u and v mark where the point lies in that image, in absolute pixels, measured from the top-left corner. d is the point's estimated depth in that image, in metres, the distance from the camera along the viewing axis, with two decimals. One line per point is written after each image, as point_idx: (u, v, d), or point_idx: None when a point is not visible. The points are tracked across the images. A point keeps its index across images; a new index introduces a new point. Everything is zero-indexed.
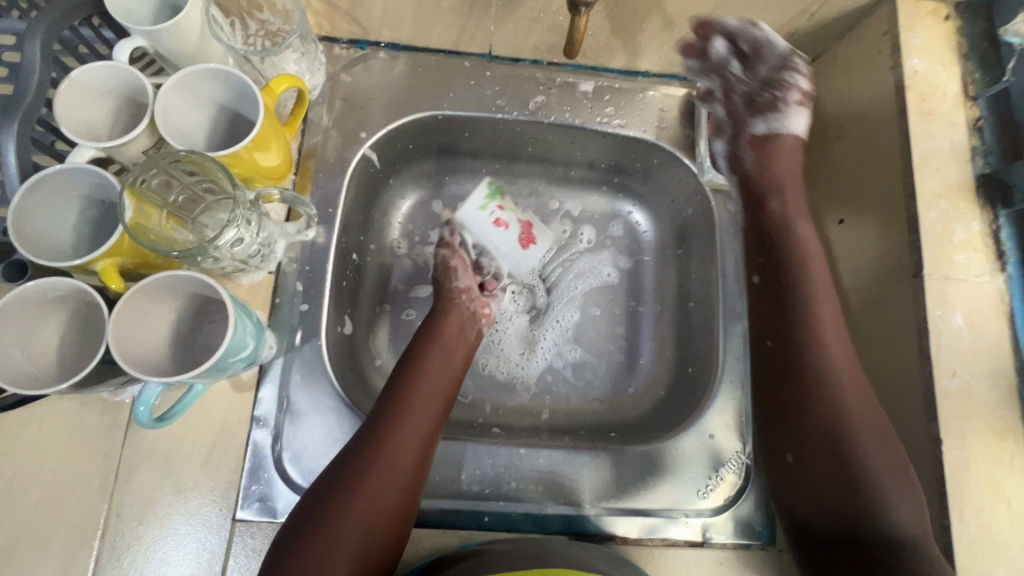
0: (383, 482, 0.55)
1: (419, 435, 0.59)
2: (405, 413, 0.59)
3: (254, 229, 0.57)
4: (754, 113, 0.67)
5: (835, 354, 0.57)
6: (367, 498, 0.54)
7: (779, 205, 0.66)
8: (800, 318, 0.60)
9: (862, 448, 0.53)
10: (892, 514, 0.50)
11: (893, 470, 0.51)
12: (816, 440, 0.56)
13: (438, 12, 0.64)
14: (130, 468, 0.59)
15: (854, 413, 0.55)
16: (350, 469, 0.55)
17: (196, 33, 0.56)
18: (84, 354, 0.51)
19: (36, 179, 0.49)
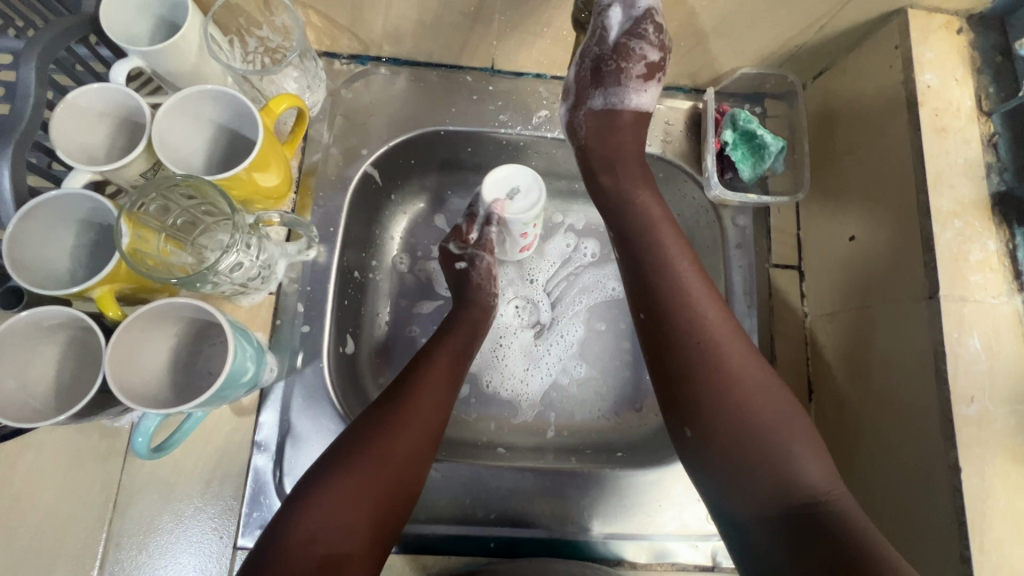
0: (410, 438, 0.54)
1: (442, 398, 0.58)
2: (432, 376, 0.59)
3: (254, 252, 0.56)
4: (596, 85, 0.63)
5: (704, 314, 0.53)
6: (392, 452, 0.52)
7: (614, 177, 0.63)
8: (671, 281, 0.54)
9: (750, 407, 0.48)
10: (800, 470, 0.46)
11: (784, 423, 0.48)
12: (695, 405, 0.49)
13: (440, 28, 0.63)
14: (129, 496, 0.58)
15: (735, 369, 0.50)
16: (376, 424, 0.54)
17: (194, 52, 0.55)
18: (80, 383, 0.50)
19: (31, 205, 0.48)
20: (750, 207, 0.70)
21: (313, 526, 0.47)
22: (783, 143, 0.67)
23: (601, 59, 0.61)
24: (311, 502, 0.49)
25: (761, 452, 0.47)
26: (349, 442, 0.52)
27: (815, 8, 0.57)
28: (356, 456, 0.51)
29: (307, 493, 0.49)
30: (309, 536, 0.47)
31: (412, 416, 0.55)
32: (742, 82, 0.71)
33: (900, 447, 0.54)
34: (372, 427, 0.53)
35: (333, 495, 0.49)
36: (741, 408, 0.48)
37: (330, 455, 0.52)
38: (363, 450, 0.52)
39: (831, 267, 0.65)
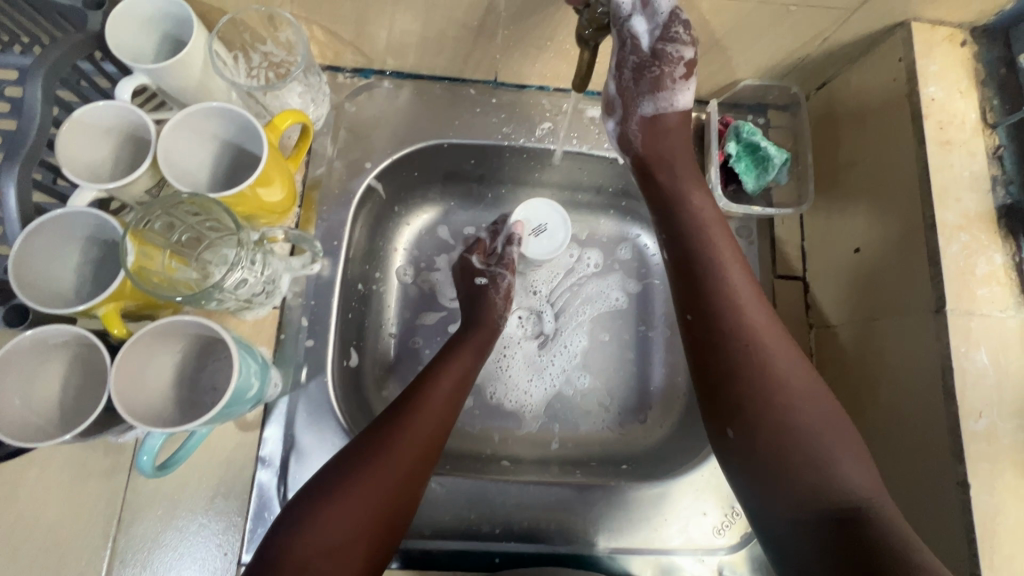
0: (401, 466, 0.52)
1: (438, 426, 0.57)
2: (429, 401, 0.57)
3: (258, 268, 0.57)
4: (641, 93, 0.60)
5: (752, 317, 0.52)
6: (383, 481, 0.51)
7: (667, 179, 0.60)
8: (717, 282, 0.54)
9: (796, 412, 0.48)
10: (844, 478, 0.45)
11: (833, 431, 0.47)
12: (741, 408, 0.49)
13: (444, 43, 0.63)
14: (133, 512, 0.57)
15: (784, 374, 0.49)
16: (368, 450, 0.52)
17: (199, 69, 0.55)
18: (84, 400, 0.50)
19: (37, 224, 0.48)
20: (754, 219, 0.70)
21: (298, 555, 0.46)
22: (787, 154, 0.67)
23: (638, 65, 0.58)
24: (297, 529, 0.48)
25: (806, 458, 0.46)
26: (337, 469, 0.51)
27: (819, 21, 0.57)
28: (344, 485, 0.50)
29: (293, 521, 0.48)
30: (293, 567, 0.46)
31: (404, 444, 0.53)
32: (745, 93, 0.71)
33: (907, 462, 0.54)
34: (363, 454, 0.52)
35: (319, 524, 0.48)
36: (788, 413, 0.47)
37: (321, 480, 0.51)
38: (352, 478, 0.50)
39: (836, 279, 0.65)
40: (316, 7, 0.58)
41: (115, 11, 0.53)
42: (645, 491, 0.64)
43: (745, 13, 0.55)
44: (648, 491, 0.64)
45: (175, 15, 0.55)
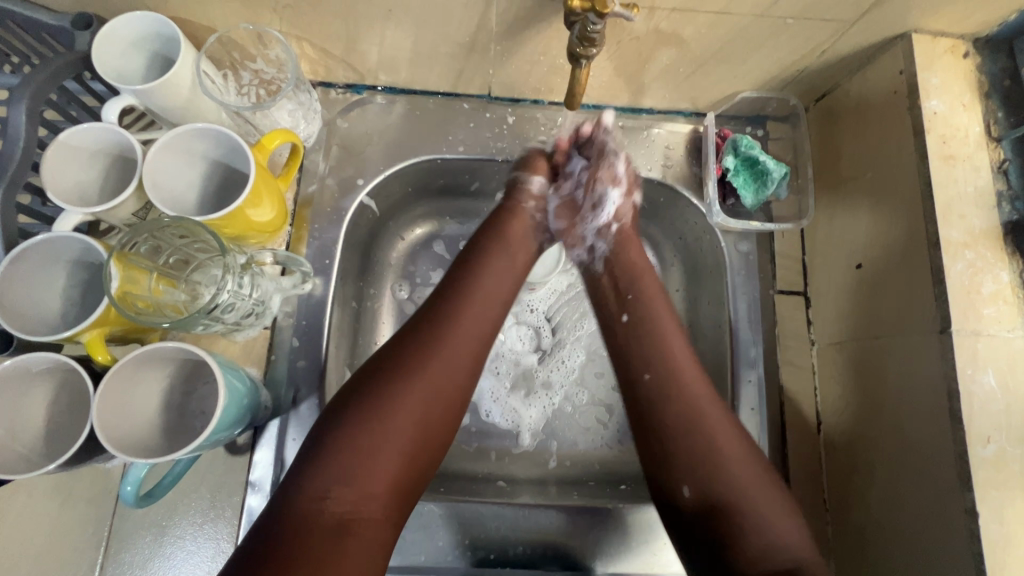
0: (434, 386, 0.50)
1: (470, 346, 0.53)
2: (458, 322, 0.53)
3: (246, 291, 0.56)
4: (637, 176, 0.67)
5: (694, 393, 0.54)
6: (413, 402, 0.49)
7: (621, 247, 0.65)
8: (662, 361, 0.55)
9: (739, 480, 0.50)
10: (779, 539, 0.48)
11: (767, 496, 0.50)
12: (688, 473, 0.51)
13: (436, 58, 0.62)
14: (121, 539, 0.57)
15: (727, 449, 0.51)
16: (397, 368, 0.50)
17: (186, 88, 0.55)
18: (67, 428, 0.49)
19: (20, 250, 0.48)
20: (754, 233, 0.69)
21: (333, 478, 0.46)
22: (786, 169, 0.67)
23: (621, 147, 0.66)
24: (332, 448, 0.47)
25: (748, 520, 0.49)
26: (366, 386, 0.50)
27: (817, 34, 0.56)
28: (373, 403, 0.48)
29: (327, 443, 0.48)
30: (331, 489, 0.46)
31: (433, 364, 0.51)
32: (743, 105, 0.70)
33: (914, 487, 0.52)
34: (388, 376, 0.50)
35: (354, 444, 0.47)
36: (731, 485, 0.50)
37: (351, 397, 0.49)
38: (381, 397, 0.49)
39: (838, 295, 0.63)
40: (306, 24, 0.57)
41: (102, 31, 0.52)
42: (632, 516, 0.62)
43: (742, 26, 0.54)
44: (635, 517, 0.62)
45: (163, 34, 0.54)
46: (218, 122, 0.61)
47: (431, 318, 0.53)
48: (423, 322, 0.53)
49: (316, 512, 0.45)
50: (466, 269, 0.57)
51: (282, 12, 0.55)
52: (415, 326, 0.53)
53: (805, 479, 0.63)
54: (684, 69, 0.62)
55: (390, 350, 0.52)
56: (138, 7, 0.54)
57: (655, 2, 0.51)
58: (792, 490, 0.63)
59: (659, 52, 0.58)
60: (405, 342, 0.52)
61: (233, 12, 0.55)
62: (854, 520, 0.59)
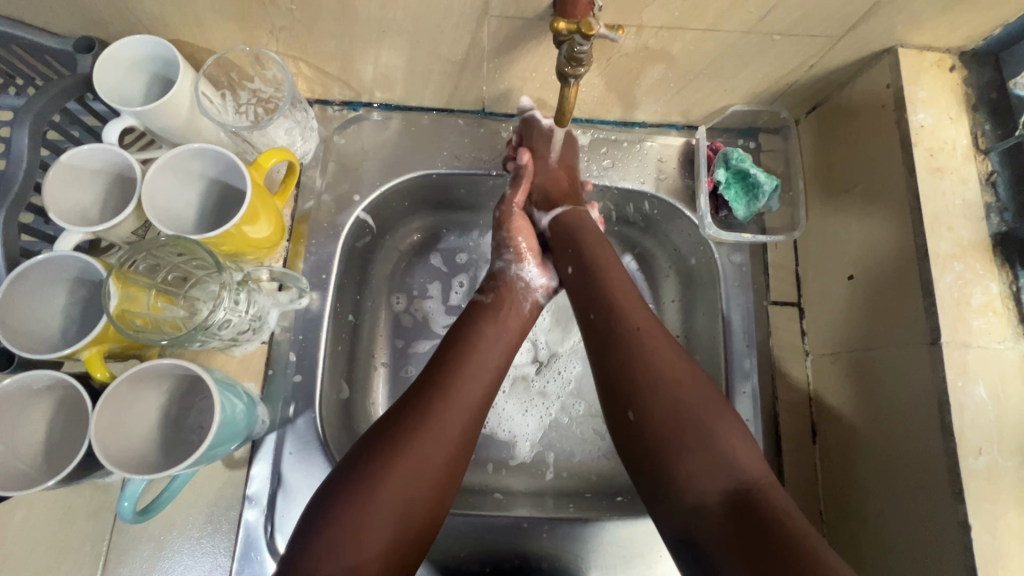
0: (427, 457, 0.49)
1: (462, 414, 0.52)
2: (452, 391, 0.53)
3: (243, 307, 0.57)
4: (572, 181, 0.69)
5: (639, 325, 0.55)
6: (405, 476, 0.47)
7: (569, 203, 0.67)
8: (611, 304, 0.57)
9: (681, 396, 0.50)
10: (731, 457, 0.47)
11: (716, 415, 0.49)
12: (636, 402, 0.51)
13: (430, 77, 0.64)
14: (120, 554, 0.57)
15: (669, 377, 0.51)
16: (391, 439, 0.49)
17: (185, 109, 0.56)
18: (67, 444, 0.50)
19: (21, 270, 0.49)
20: (747, 244, 0.69)
21: (321, 559, 0.43)
22: (777, 181, 0.67)
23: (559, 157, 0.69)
24: (322, 528, 0.45)
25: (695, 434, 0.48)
26: (359, 460, 0.48)
27: (804, 49, 0.57)
28: (366, 477, 0.47)
29: (317, 523, 0.45)
30: (318, 572, 0.43)
31: (427, 434, 0.49)
32: (734, 118, 0.70)
33: (907, 500, 0.52)
34: (375, 462, 0.47)
35: (343, 522, 0.45)
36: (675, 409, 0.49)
37: (345, 473, 0.48)
38: (373, 470, 0.47)
39: (831, 306, 0.64)
40: (303, 45, 0.58)
41: (104, 55, 0.53)
42: (617, 525, 0.62)
43: (730, 43, 0.55)
44: (619, 526, 0.62)
45: (163, 56, 0.56)
46: (216, 141, 0.62)
47: (427, 390, 0.52)
48: (420, 392, 0.52)
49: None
50: (457, 346, 0.57)
51: (278, 33, 0.56)
52: (410, 398, 0.52)
53: (801, 491, 0.63)
54: (674, 85, 0.63)
55: (385, 423, 0.50)
56: (139, 30, 0.55)
57: (642, 21, 0.52)
58: None
59: (649, 68, 0.59)
60: (399, 415, 0.51)
61: (231, 34, 0.56)
62: (851, 532, 0.59)
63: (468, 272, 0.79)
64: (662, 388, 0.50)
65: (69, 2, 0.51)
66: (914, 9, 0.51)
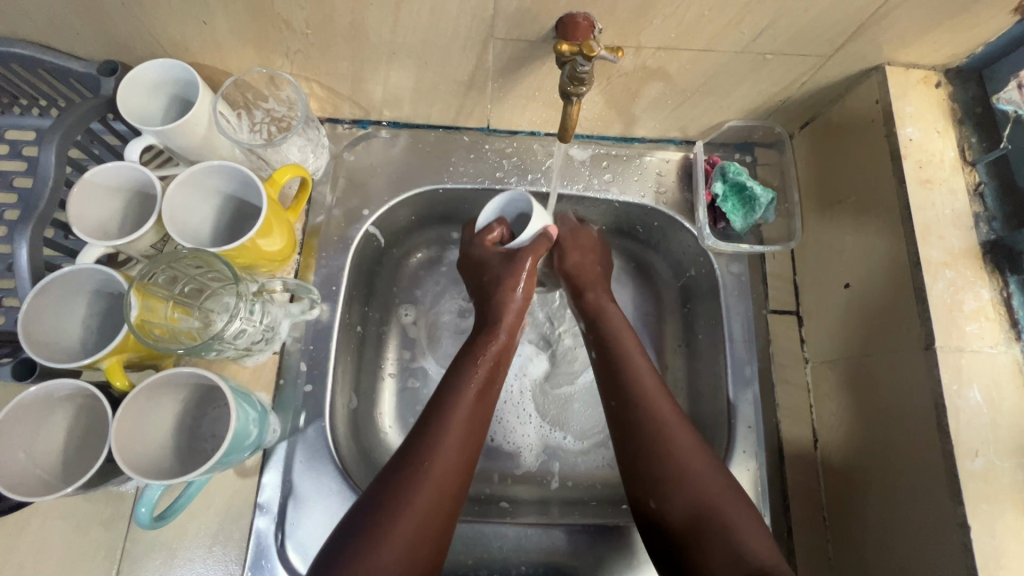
0: (428, 498, 0.52)
1: (466, 436, 0.57)
2: (449, 417, 0.57)
3: (257, 317, 0.59)
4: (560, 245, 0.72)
5: (664, 410, 0.58)
6: (445, 466, 0.54)
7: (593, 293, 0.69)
8: (631, 370, 0.61)
9: (672, 447, 0.55)
10: (747, 548, 0.49)
11: (733, 509, 0.52)
12: (654, 448, 0.56)
13: (437, 95, 0.66)
14: (132, 562, 0.58)
15: (678, 437, 0.56)
16: (396, 490, 0.51)
17: (203, 127, 0.58)
18: (85, 453, 0.51)
19: (48, 281, 0.51)
20: (745, 255, 0.71)
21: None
22: (773, 194, 0.70)
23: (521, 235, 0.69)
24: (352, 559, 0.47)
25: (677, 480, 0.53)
26: (360, 519, 0.50)
27: (795, 68, 0.59)
28: (371, 530, 0.49)
29: (354, 539, 0.49)
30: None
31: (429, 473, 0.53)
32: (731, 133, 0.73)
33: (906, 505, 0.53)
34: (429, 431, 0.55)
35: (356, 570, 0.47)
36: (701, 498, 0.52)
37: (341, 539, 0.49)
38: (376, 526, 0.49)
39: (829, 315, 0.65)
40: (316, 66, 0.61)
41: (127, 77, 0.56)
42: (620, 535, 0.63)
43: (724, 62, 0.58)
44: (622, 536, 0.63)
45: (183, 79, 0.58)
46: (232, 158, 0.64)
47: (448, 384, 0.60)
48: (414, 443, 0.55)
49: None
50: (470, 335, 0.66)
51: (293, 55, 0.59)
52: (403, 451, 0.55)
53: (804, 496, 0.64)
54: (671, 102, 0.65)
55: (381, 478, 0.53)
56: (161, 54, 0.58)
57: (641, 42, 0.54)
58: (792, 509, 0.63)
59: (647, 86, 0.62)
60: (398, 467, 0.53)
61: (248, 58, 0.59)
62: (854, 537, 0.59)
63: (454, 306, 0.79)
64: (660, 438, 0.56)
65: (96, 28, 0.54)
66: (899, 28, 0.54)
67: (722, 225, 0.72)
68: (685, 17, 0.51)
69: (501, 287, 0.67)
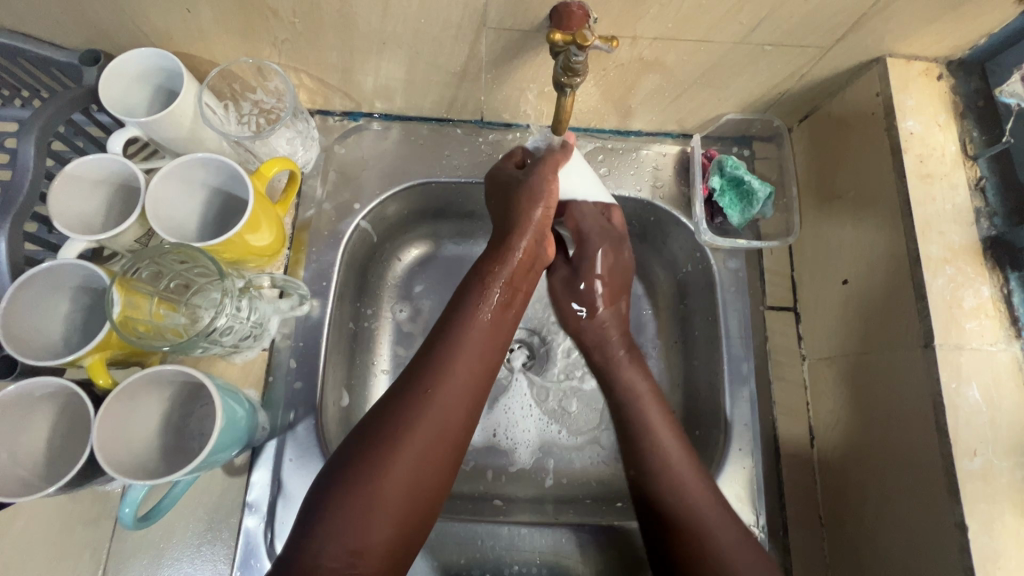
0: (430, 430, 0.51)
1: (476, 362, 0.55)
2: (457, 347, 0.55)
3: (245, 313, 0.58)
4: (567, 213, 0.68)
5: (677, 465, 0.57)
6: (449, 402, 0.53)
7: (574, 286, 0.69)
8: (648, 434, 0.59)
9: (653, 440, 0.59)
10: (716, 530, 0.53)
11: (714, 510, 0.55)
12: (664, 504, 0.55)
13: (430, 87, 0.65)
14: (119, 561, 0.57)
15: (692, 487, 0.56)
16: (396, 421, 0.50)
17: (189, 119, 0.57)
18: (67, 453, 0.50)
19: (26, 278, 0.49)
20: (742, 251, 0.70)
21: (335, 534, 0.46)
22: (770, 188, 0.69)
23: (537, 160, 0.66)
24: (346, 489, 0.48)
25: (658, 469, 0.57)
26: (360, 448, 0.49)
27: (794, 60, 0.58)
28: (372, 457, 0.49)
29: (344, 471, 0.49)
30: (325, 554, 0.45)
31: (433, 405, 0.52)
32: (729, 126, 0.71)
33: (903, 504, 0.53)
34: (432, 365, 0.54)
35: (357, 498, 0.47)
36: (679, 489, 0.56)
37: (340, 467, 0.49)
38: (377, 456, 0.49)
39: (827, 312, 0.64)
40: (304, 56, 0.59)
41: (109, 67, 0.55)
42: (616, 534, 0.62)
43: (722, 53, 0.56)
44: (618, 535, 0.62)
45: (167, 69, 0.57)
46: (219, 150, 0.63)
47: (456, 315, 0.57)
48: (418, 373, 0.53)
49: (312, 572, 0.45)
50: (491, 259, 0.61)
51: (280, 45, 0.57)
52: (406, 381, 0.53)
53: (800, 494, 0.63)
54: (668, 94, 0.64)
55: (382, 408, 0.52)
56: (144, 43, 0.57)
57: (637, 32, 0.53)
58: (787, 507, 0.63)
59: (644, 78, 0.61)
60: (397, 397, 0.52)
61: (234, 47, 0.58)
62: (850, 536, 0.59)
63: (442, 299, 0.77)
64: (642, 427, 0.60)
65: (76, 16, 0.52)
66: (902, 19, 0.52)
67: (720, 220, 0.71)
68: (682, 7, 0.49)
69: (522, 202, 0.61)
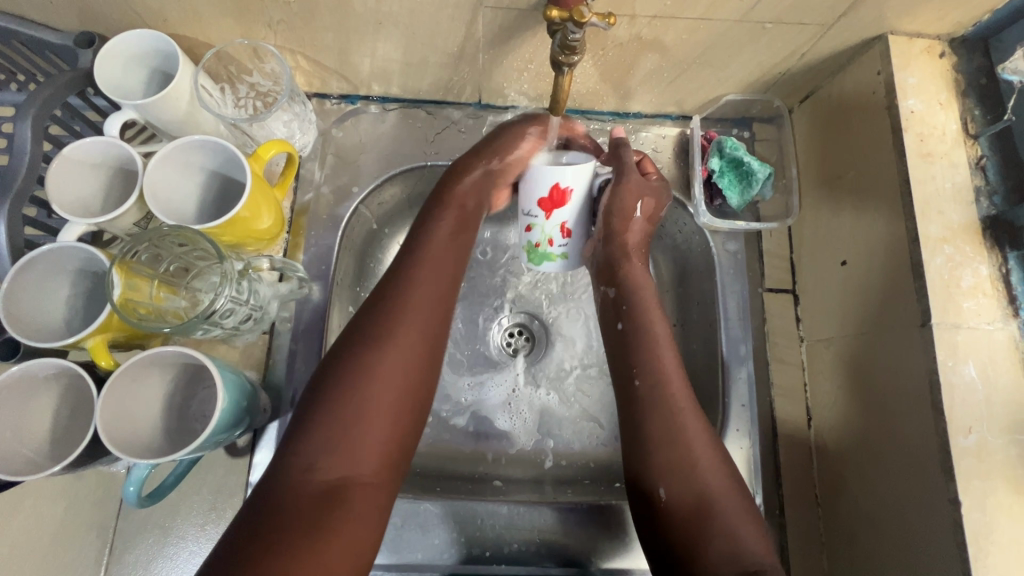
0: (404, 350, 0.52)
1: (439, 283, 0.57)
2: (415, 281, 0.56)
3: (244, 297, 0.58)
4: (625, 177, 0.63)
5: (684, 423, 0.55)
6: (418, 316, 0.54)
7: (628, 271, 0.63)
8: (677, 443, 0.54)
9: (678, 432, 0.55)
10: (747, 544, 0.50)
11: (735, 503, 0.52)
12: (664, 474, 0.53)
13: (428, 68, 0.64)
14: (125, 540, 0.58)
15: (700, 451, 0.54)
16: (358, 355, 0.51)
17: (185, 102, 0.57)
18: (71, 434, 0.50)
19: (27, 260, 0.49)
20: (741, 233, 0.70)
21: (312, 460, 0.47)
22: (770, 169, 0.68)
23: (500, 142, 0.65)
24: (328, 400, 0.49)
25: (671, 461, 0.53)
26: (340, 360, 0.51)
27: (795, 38, 0.57)
28: (338, 394, 0.49)
29: (327, 387, 0.50)
30: (313, 468, 0.46)
31: (407, 320, 0.53)
32: (729, 107, 0.71)
33: (900, 483, 0.53)
34: (402, 283, 0.56)
35: (330, 425, 0.48)
36: (698, 488, 0.52)
37: (313, 395, 0.50)
38: (357, 364, 0.50)
39: (826, 292, 0.65)
40: (299, 37, 0.59)
41: (105, 48, 0.54)
42: (613, 512, 0.63)
43: (723, 31, 0.56)
44: (614, 513, 0.63)
45: (164, 51, 0.56)
46: (216, 134, 0.62)
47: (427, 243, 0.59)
48: (373, 319, 0.53)
49: (295, 493, 0.45)
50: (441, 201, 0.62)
51: (276, 26, 0.57)
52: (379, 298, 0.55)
53: (796, 475, 0.64)
54: (668, 74, 0.63)
55: (338, 352, 0.52)
56: (138, 24, 0.56)
57: (635, 10, 0.52)
58: (784, 486, 0.63)
59: (643, 58, 0.60)
60: (378, 308, 0.54)
61: (229, 28, 0.57)
62: (844, 513, 0.59)
63: None
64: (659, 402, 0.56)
65: None
66: None
67: (720, 201, 0.70)
68: None
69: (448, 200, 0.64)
